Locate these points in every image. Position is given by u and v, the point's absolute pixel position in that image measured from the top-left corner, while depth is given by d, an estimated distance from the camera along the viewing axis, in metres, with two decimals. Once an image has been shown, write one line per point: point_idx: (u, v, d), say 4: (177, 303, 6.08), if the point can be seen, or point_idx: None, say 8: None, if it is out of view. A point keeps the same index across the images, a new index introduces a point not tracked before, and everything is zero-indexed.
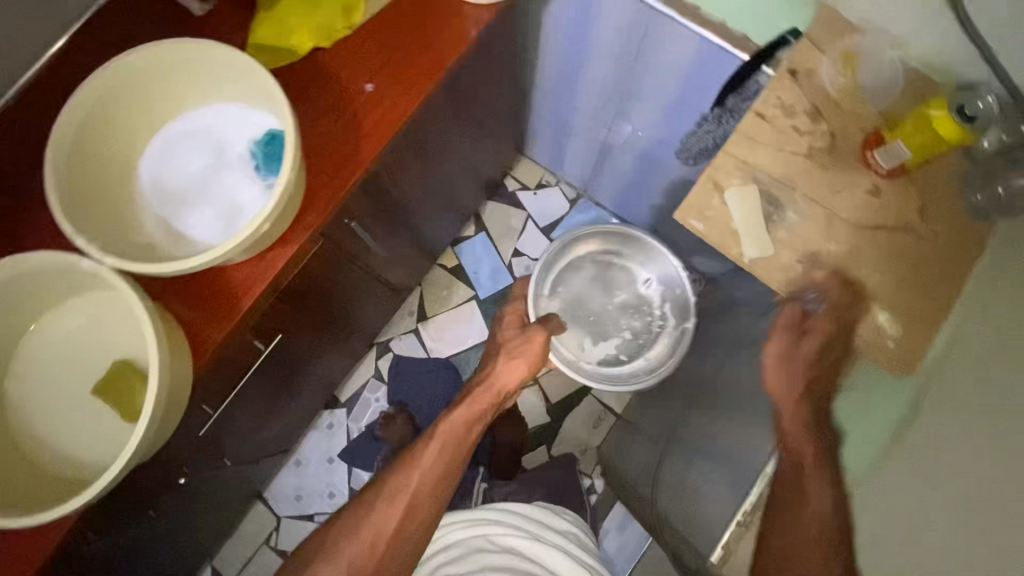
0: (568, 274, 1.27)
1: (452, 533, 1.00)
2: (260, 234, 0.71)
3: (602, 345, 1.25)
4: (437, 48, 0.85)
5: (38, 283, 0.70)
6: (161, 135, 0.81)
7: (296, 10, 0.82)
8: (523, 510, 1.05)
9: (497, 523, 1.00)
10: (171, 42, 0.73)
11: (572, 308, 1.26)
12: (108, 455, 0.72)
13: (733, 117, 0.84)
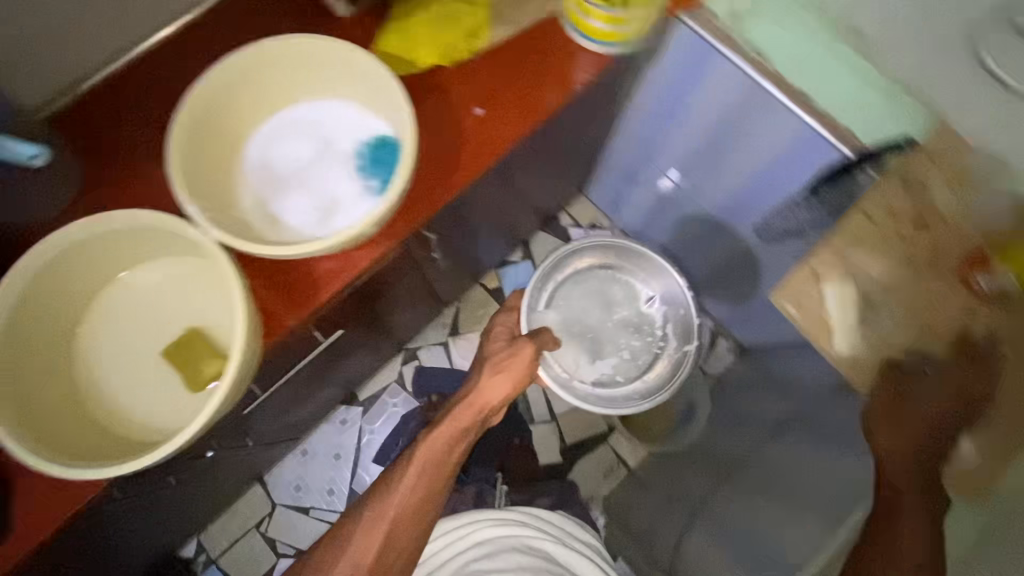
0: (568, 287, 1.17)
1: (484, 530, 0.98)
2: (359, 235, 0.73)
3: (596, 364, 1.14)
4: (550, 86, 0.88)
5: (134, 240, 0.72)
6: (270, 122, 0.83)
7: (428, 28, 0.86)
8: (550, 517, 1.04)
9: (529, 527, 1.00)
10: (304, 38, 0.77)
11: (568, 324, 1.15)
12: (169, 420, 0.72)
13: (829, 209, 0.93)
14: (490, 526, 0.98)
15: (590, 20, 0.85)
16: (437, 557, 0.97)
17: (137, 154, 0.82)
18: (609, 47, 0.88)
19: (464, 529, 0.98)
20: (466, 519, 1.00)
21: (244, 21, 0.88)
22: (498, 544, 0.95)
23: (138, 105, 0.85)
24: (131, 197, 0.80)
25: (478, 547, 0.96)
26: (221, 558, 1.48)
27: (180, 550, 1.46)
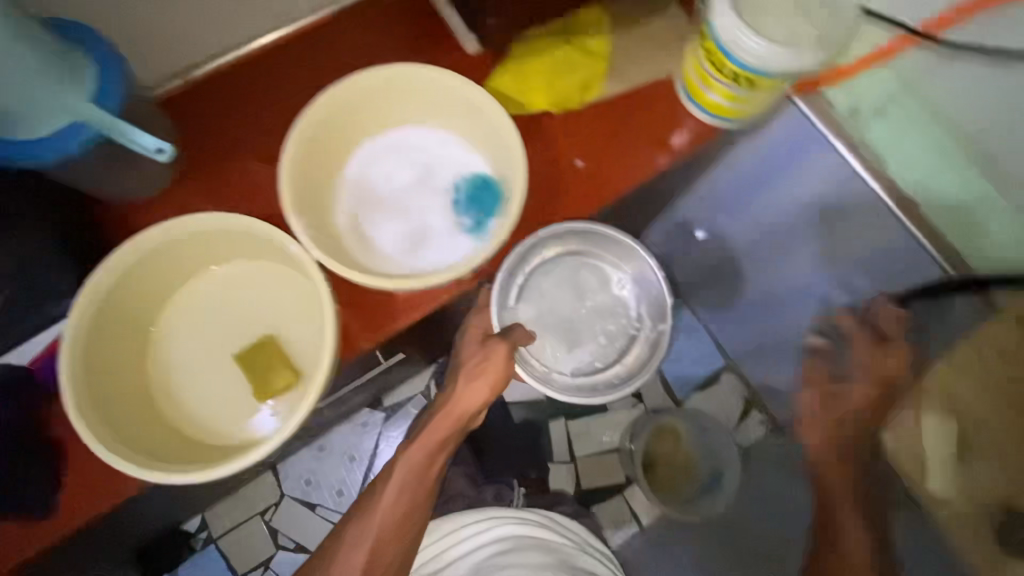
0: (538, 279, 0.99)
1: (502, 526, 0.92)
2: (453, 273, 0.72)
3: (575, 354, 1.01)
4: (653, 150, 0.88)
5: (227, 239, 0.73)
6: (375, 142, 0.83)
7: (545, 70, 0.85)
8: (565, 520, 0.99)
9: (546, 527, 0.94)
10: (423, 69, 0.76)
11: (542, 316, 1.01)
12: (241, 423, 0.73)
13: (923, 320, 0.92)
14: (507, 525, 0.92)
15: (706, 92, 0.83)
16: (448, 553, 0.92)
17: (242, 149, 0.83)
18: (718, 120, 0.87)
19: (477, 525, 0.93)
20: (481, 514, 0.94)
21: (362, 35, 0.88)
22: (515, 542, 0.90)
23: (247, 99, 0.85)
24: (230, 194, 0.82)
25: (494, 544, 0.90)
26: (220, 538, 1.48)
27: (182, 524, 1.46)
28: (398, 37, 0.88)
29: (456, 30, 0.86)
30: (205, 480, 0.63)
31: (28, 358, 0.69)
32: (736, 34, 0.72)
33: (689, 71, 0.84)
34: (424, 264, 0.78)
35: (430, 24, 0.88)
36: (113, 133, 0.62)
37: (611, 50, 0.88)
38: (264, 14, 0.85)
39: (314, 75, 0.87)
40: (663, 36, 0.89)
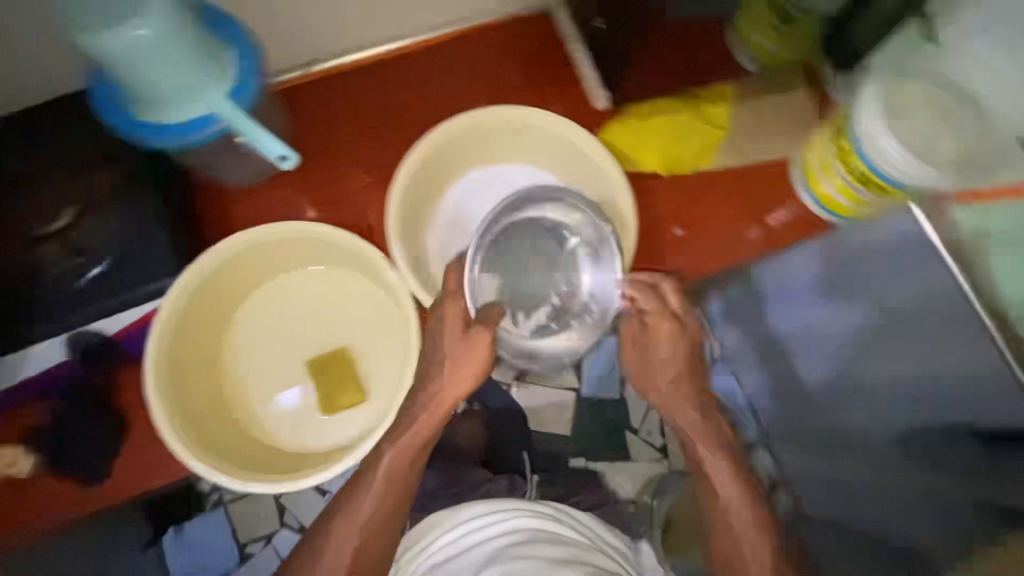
0: (506, 236, 0.72)
1: (517, 519, 0.77)
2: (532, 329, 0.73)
3: (532, 319, 0.72)
4: (749, 228, 0.86)
5: (326, 247, 0.77)
6: (476, 176, 0.84)
7: (667, 128, 0.83)
8: (577, 513, 0.84)
9: (556, 520, 0.79)
10: (541, 115, 0.77)
11: (507, 279, 0.72)
12: (301, 432, 0.76)
13: None
14: (512, 518, 0.77)
15: (822, 182, 0.80)
16: (444, 550, 0.77)
17: (349, 156, 0.83)
18: (828, 214, 0.82)
19: (473, 522, 0.78)
20: (473, 510, 0.79)
21: (488, 62, 0.88)
22: (521, 539, 0.74)
23: (362, 105, 0.85)
24: (330, 197, 0.82)
25: (497, 541, 0.74)
26: None
27: None
28: (524, 76, 0.87)
29: (588, 79, 0.86)
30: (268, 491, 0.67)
31: (115, 329, 0.70)
32: (875, 139, 0.69)
33: (812, 157, 0.81)
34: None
35: (558, 68, 0.87)
36: (243, 131, 0.63)
37: (735, 120, 0.84)
38: (396, 23, 0.84)
39: (433, 94, 0.87)
40: (794, 114, 0.84)
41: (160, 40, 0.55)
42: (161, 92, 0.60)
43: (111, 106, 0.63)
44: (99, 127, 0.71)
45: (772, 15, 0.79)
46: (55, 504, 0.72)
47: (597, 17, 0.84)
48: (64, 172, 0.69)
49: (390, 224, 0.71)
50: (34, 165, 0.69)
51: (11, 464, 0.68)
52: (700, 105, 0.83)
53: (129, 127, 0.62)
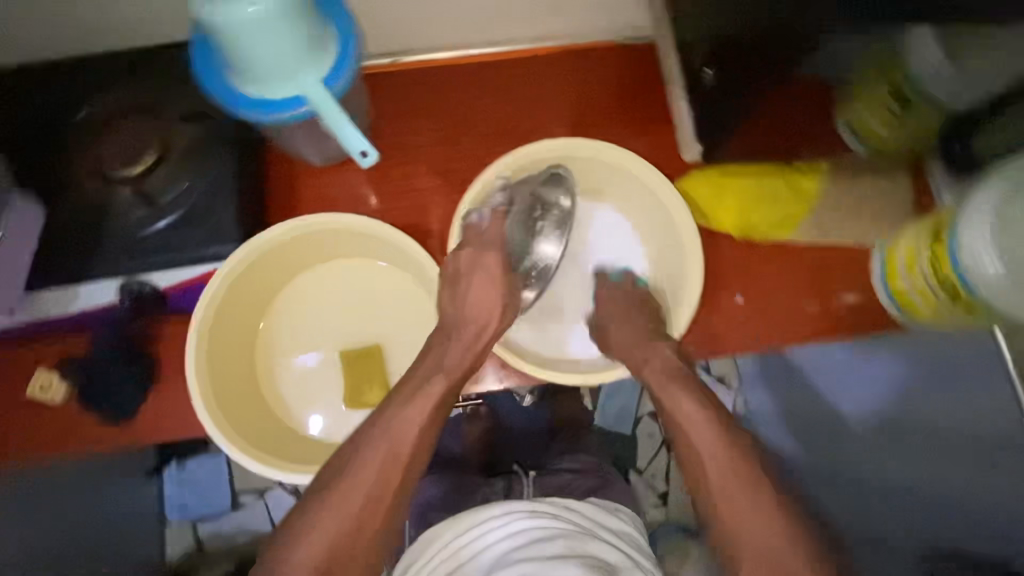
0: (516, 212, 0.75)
1: (521, 521, 0.68)
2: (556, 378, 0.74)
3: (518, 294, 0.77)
4: (813, 304, 0.80)
5: (382, 243, 0.75)
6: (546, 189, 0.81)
7: (747, 195, 0.81)
8: (578, 503, 0.75)
9: (554, 517, 0.69)
10: (627, 153, 0.77)
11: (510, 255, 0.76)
12: (319, 418, 0.77)
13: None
14: (512, 517, 0.68)
15: (902, 279, 0.76)
16: (456, 554, 0.69)
17: (419, 153, 0.82)
18: (897, 311, 0.78)
19: (477, 523, 0.70)
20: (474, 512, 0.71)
21: (581, 88, 0.85)
22: (523, 541, 0.66)
23: (445, 106, 0.84)
24: (394, 191, 0.81)
25: (505, 541, 0.67)
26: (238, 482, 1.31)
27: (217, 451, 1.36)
28: (611, 107, 0.84)
29: (682, 129, 0.81)
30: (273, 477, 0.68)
31: (168, 282, 0.71)
32: (976, 252, 0.65)
33: (896, 252, 0.77)
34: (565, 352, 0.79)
35: (647, 107, 0.84)
36: (328, 120, 0.63)
37: (821, 199, 0.82)
38: (494, 29, 0.83)
39: (519, 110, 0.84)
40: (882, 205, 0.81)
41: (272, 17, 0.55)
42: (261, 67, 0.60)
43: (209, 72, 0.63)
44: (190, 81, 0.72)
45: (888, 97, 0.67)
46: (74, 436, 0.72)
47: (709, 67, 0.70)
48: (150, 122, 0.71)
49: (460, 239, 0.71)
50: (123, 109, 0.71)
51: (46, 389, 0.71)
52: (789, 176, 0.81)
53: (223, 96, 0.63)
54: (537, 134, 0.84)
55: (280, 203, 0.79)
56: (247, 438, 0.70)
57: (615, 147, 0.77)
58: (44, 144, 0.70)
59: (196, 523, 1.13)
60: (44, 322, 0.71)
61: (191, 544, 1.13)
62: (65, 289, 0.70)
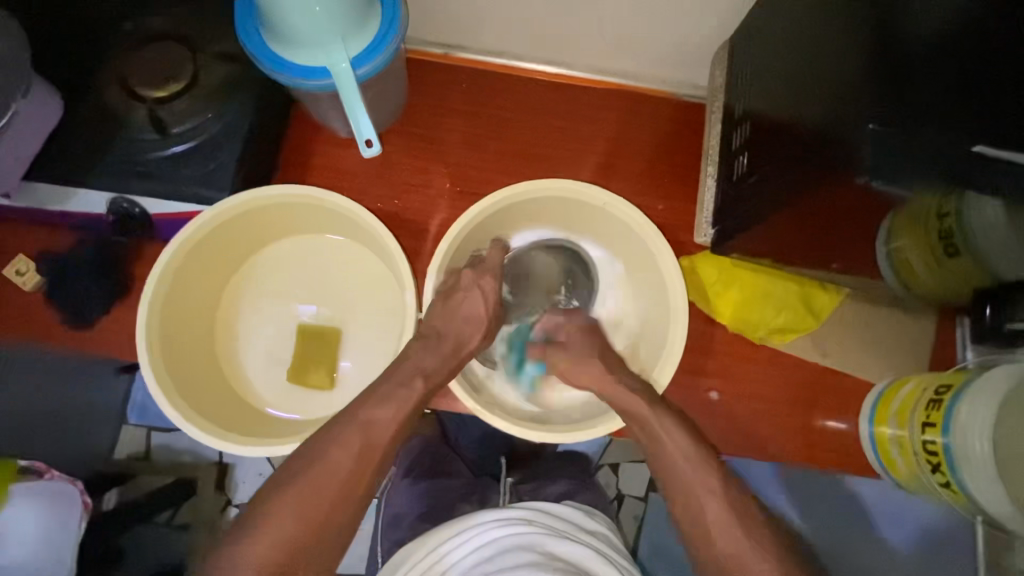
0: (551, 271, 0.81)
1: (490, 530, 0.63)
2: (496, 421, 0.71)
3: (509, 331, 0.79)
4: (789, 421, 0.75)
5: (370, 233, 0.75)
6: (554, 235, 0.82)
7: (753, 291, 0.76)
8: (551, 507, 0.70)
9: (526, 523, 0.64)
10: (641, 217, 0.73)
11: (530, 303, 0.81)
12: (253, 381, 0.77)
13: None
14: (482, 528, 0.64)
15: (889, 425, 0.71)
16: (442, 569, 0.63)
17: (436, 150, 0.80)
18: (873, 455, 0.74)
19: (458, 534, 0.65)
20: (456, 523, 0.67)
21: (616, 134, 0.81)
22: (491, 554, 0.61)
23: (475, 112, 0.82)
24: (403, 183, 0.80)
25: (475, 554, 0.62)
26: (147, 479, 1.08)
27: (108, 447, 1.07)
28: (641, 159, 0.81)
29: (703, 210, 0.77)
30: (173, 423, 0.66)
31: (156, 210, 0.72)
32: (969, 434, 0.61)
33: (892, 395, 0.72)
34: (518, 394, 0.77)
35: (677, 172, 0.81)
36: (344, 100, 0.61)
37: (831, 318, 0.77)
38: (547, 48, 0.81)
39: (547, 139, 0.81)
40: (891, 345, 0.76)
41: None
42: (297, 32, 0.59)
43: (248, 21, 0.63)
44: (231, 21, 0.72)
45: (936, 238, 0.54)
46: (31, 327, 0.74)
47: (746, 154, 0.66)
48: (186, 50, 0.71)
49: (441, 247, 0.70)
50: (162, 30, 0.71)
51: (21, 274, 0.73)
52: (805, 285, 0.75)
53: (254, 49, 0.62)
54: (558, 168, 0.81)
55: (291, 162, 0.79)
56: (179, 377, 0.70)
57: (624, 202, 0.74)
58: (82, 46, 0.71)
59: (149, 431, 1.08)
60: (37, 212, 0.72)
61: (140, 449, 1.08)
62: (63, 187, 0.70)
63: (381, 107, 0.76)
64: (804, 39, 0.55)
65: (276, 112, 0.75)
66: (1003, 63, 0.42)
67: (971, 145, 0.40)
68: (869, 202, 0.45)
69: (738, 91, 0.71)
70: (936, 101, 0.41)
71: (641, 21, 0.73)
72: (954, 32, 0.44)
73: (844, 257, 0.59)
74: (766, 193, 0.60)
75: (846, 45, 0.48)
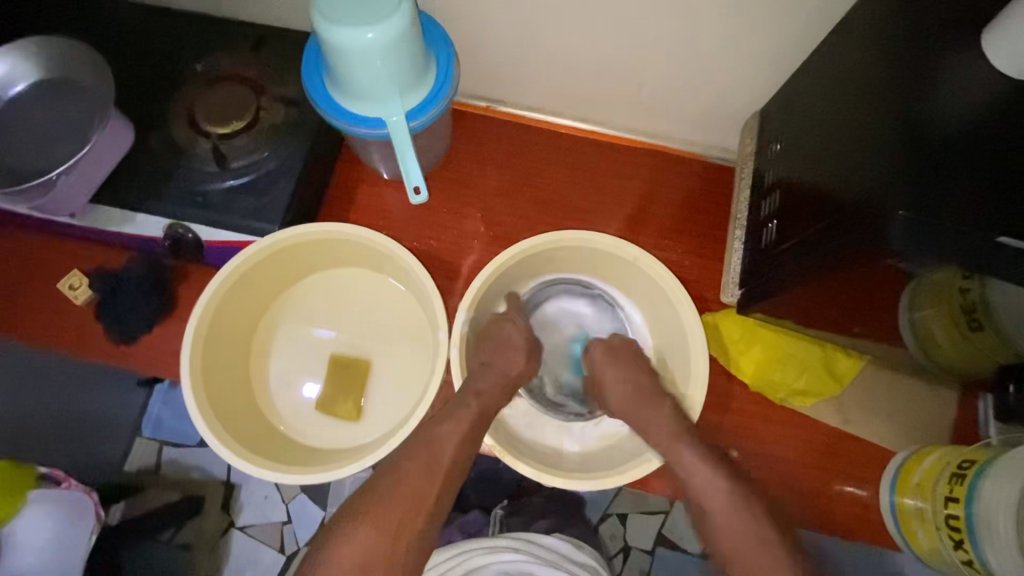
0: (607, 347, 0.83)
1: (474, 560, 0.74)
2: (521, 466, 0.70)
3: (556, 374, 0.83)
4: (805, 483, 0.75)
5: (411, 276, 0.78)
6: (584, 277, 0.85)
7: (775, 352, 0.77)
8: (542, 537, 0.77)
9: (514, 552, 0.74)
10: (668, 273, 0.75)
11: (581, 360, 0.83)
12: (281, 407, 0.80)
13: None
14: (476, 556, 0.74)
15: (910, 496, 0.71)
16: None
17: (474, 196, 0.84)
18: (894, 526, 0.73)
19: (453, 560, 0.75)
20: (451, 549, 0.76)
21: (647, 192, 0.85)
22: None
23: (514, 161, 0.86)
24: (441, 224, 0.83)
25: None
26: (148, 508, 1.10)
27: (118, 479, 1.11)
28: (670, 217, 0.84)
29: (729, 271, 0.79)
30: (206, 443, 0.68)
31: (208, 237, 0.75)
32: (992, 511, 0.61)
33: (913, 467, 0.72)
34: (536, 439, 0.78)
35: (705, 232, 0.83)
36: (397, 148, 0.66)
37: (852, 385, 0.77)
38: (587, 107, 0.85)
39: (581, 191, 0.85)
40: (913, 417, 0.76)
41: (383, 49, 0.59)
42: (357, 86, 0.63)
43: (314, 73, 0.68)
44: (295, 68, 0.78)
45: (960, 313, 0.54)
46: (75, 339, 0.77)
47: (774, 222, 0.69)
48: (250, 92, 0.76)
49: (476, 289, 0.73)
50: (233, 74, 0.77)
51: (75, 289, 0.78)
52: (829, 349, 0.77)
53: (318, 97, 0.67)
54: (589, 220, 0.84)
55: (336, 199, 0.84)
56: (213, 397, 0.73)
57: (658, 262, 0.76)
58: (158, 82, 0.77)
59: (161, 446, 1.11)
60: (95, 231, 0.77)
61: (151, 462, 1.11)
62: (124, 211, 0.74)
63: (427, 153, 0.80)
64: (834, 121, 0.58)
65: (328, 152, 0.80)
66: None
67: (995, 236, 0.42)
68: (890, 279, 0.48)
69: (768, 160, 0.74)
70: (964, 191, 0.44)
71: (677, 87, 0.78)
72: (978, 128, 0.47)
73: (866, 322, 0.60)
74: (792, 262, 0.62)
75: (876, 129, 0.50)
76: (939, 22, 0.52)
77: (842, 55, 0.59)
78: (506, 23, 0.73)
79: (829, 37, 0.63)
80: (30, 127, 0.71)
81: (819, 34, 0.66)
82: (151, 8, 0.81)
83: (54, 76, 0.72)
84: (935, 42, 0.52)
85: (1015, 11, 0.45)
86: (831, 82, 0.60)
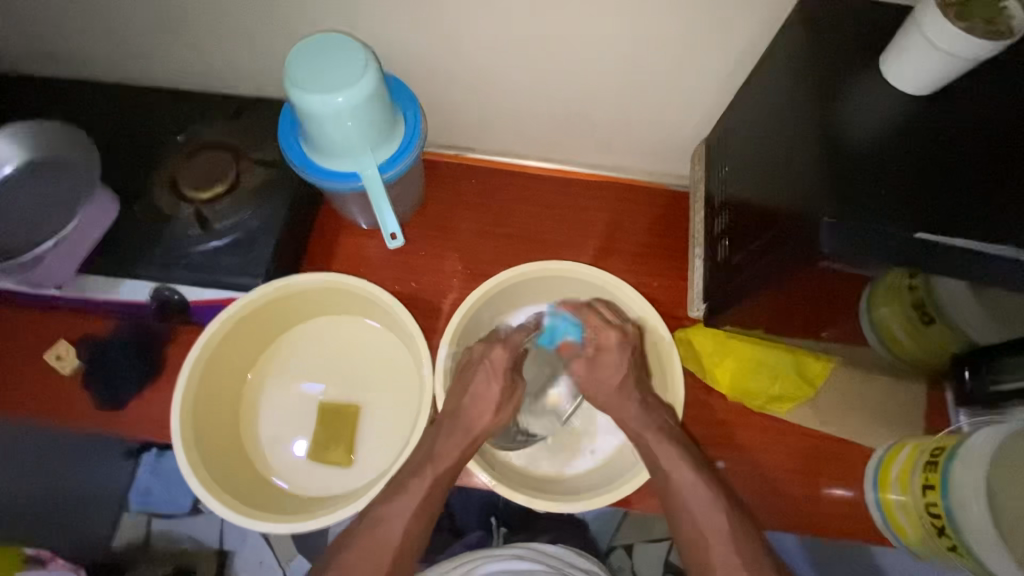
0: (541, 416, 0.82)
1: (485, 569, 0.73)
2: (511, 494, 0.71)
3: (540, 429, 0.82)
4: (795, 484, 0.77)
5: (394, 320, 0.81)
6: None
7: (751, 360, 0.80)
8: (546, 546, 0.78)
9: (525, 559, 0.74)
10: (637, 296, 0.80)
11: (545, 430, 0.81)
12: (272, 457, 0.80)
13: None
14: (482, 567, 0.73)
15: (893, 491, 0.74)
16: None
17: (448, 237, 0.89)
18: (882, 520, 0.75)
19: (458, 569, 0.74)
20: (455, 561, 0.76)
21: (611, 221, 0.90)
22: None
23: (482, 201, 0.91)
24: (419, 267, 0.87)
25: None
26: None
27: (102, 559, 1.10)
28: (635, 241, 0.89)
29: (693, 287, 0.83)
30: (199, 498, 0.69)
31: (194, 296, 0.77)
32: (965, 495, 0.65)
33: (891, 460, 0.75)
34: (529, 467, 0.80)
35: (668, 253, 0.88)
36: (373, 199, 0.70)
37: (824, 386, 0.81)
38: (546, 148, 0.91)
39: (550, 223, 0.90)
40: (886, 410, 0.80)
41: (352, 108, 0.63)
42: (331, 145, 0.68)
43: (291, 135, 0.73)
44: (268, 134, 0.83)
45: (911, 308, 0.58)
46: (62, 409, 0.77)
47: (727, 239, 0.74)
48: (224, 157, 0.81)
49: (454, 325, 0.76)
50: (209, 142, 0.82)
51: (61, 359, 0.78)
52: (800, 353, 0.80)
53: (295, 158, 0.72)
54: (561, 252, 0.89)
55: (317, 251, 0.87)
56: (204, 452, 0.74)
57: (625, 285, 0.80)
58: (138, 155, 0.82)
59: (151, 517, 1.16)
60: (82, 302, 0.78)
61: (141, 536, 1.16)
62: (111, 278, 0.76)
63: (402, 201, 0.85)
64: (766, 141, 0.64)
65: (308, 206, 0.84)
66: (938, 174, 0.51)
67: (915, 233, 0.47)
68: (829, 279, 0.52)
69: (717, 184, 0.80)
70: (881, 196, 0.50)
71: (625, 125, 0.85)
72: (888, 138, 0.53)
73: (826, 323, 0.64)
74: (745, 274, 0.67)
75: (801, 145, 0.56)
76: (847, 48, 0.59)
77: (768, 84, 0.66)
78: (464, 78, 0.80)
79: (755, 70, 0.70)
80: (20, 207, 0.74)
81: (745, 68, 0.74)
82: (130, 89, 0.86)
83: (42, 157, 0.76)
84: (845, 66, 0.58)
85: (910, 38, 0.52)
86: (761, 109, 0.67)
